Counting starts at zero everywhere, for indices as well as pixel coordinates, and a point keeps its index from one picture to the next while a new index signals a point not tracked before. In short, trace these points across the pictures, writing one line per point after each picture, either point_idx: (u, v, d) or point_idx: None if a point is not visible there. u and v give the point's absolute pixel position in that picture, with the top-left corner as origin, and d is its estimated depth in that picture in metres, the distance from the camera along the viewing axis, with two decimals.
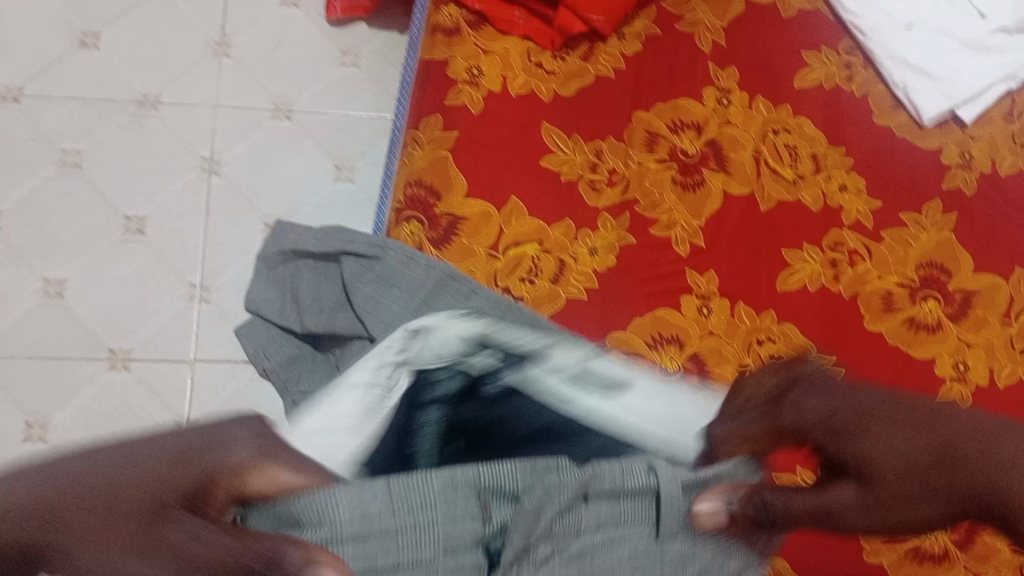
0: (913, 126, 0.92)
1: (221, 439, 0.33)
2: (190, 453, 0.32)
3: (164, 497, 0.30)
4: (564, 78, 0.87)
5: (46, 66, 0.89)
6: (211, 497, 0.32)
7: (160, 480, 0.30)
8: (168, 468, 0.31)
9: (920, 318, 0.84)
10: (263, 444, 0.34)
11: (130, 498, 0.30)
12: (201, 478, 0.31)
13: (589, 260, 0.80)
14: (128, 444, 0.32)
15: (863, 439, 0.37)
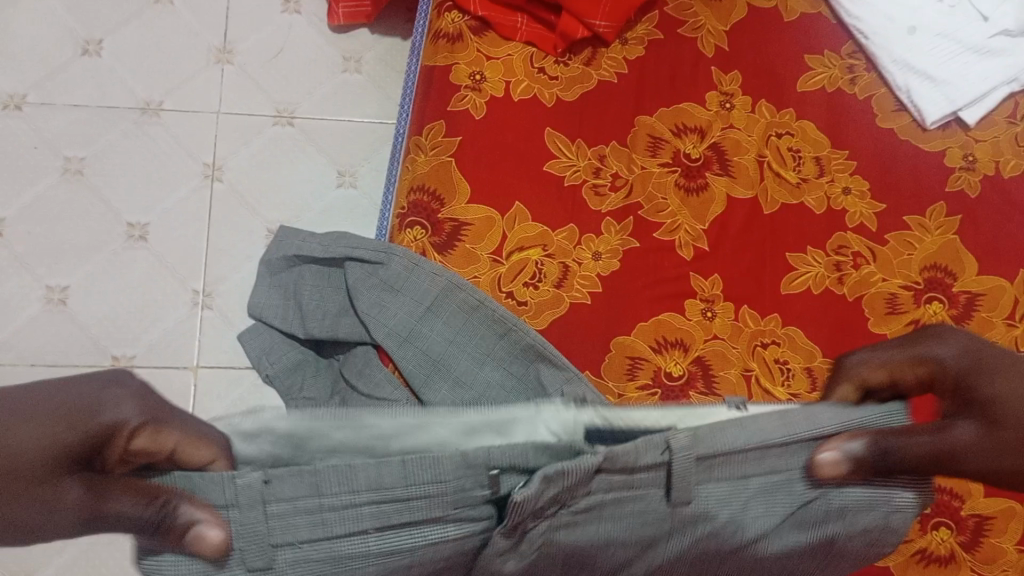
0: (916, 129, 0.92)
1: (102, 402, 0.36)
2: (66, 419, 0.34)
3: (60, 455, 0.34)
4: (567, 83, 0.87)
5: (49, 74, 0.89)
6: (100, 452, 0.35)
7: (54, 440, 0.34)
8: (59, 429, 0.34)
9: (924, 320, 0.83)
10: (149, 405, 0.38)
11: (21, 467, 0.33)
12: (86, 437, 0.35)
13: (593, 265, 0.80)
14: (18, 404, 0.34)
15: (988, 383, 0.44)
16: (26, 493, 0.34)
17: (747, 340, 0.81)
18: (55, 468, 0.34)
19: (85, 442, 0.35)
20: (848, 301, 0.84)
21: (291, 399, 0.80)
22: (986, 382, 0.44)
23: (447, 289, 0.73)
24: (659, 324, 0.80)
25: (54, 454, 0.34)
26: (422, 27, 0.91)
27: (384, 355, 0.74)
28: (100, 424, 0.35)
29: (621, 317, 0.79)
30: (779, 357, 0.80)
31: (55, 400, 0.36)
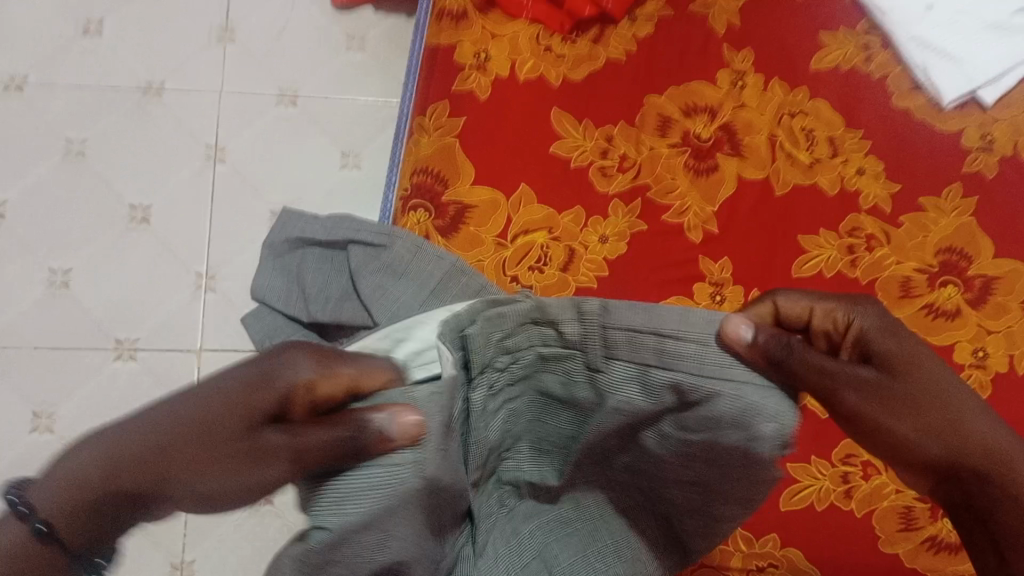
0: (932, 108, 0.89)
1: (275, 365, 0.39)
2: (258, 382, 0.39)
3: (252, 417, 0.38)
4: (574, 62, 0.86)
5: (50, 54, 0.88)
6: (290, 403, 0.39)
7: (245, 405, 0.38)
8: (248, 393, 0.38)
9: (939, 304, 0.82)
10: (316, 354, 0.40)
11: (219, 430, 0.38)
12: (275, 396, 0.38)
13: (600, 248, 0.79)
14: (202, 391, 0.39)
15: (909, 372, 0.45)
16: (225, 461, 0.38)
17: None
18: (255, 427, 0.38)
19: (280, 400, 0.38)
20: (859, 284, 0.82)
21: None
22: (904, 348, 0.45)
23: (450, 274, 0.72)
24: None
25: (249, 413, 0.38)
26: (426, 4, 0.90)
27: None
28: (287, 382, 0.39)
29: (629, 301, 0.78)
30: None
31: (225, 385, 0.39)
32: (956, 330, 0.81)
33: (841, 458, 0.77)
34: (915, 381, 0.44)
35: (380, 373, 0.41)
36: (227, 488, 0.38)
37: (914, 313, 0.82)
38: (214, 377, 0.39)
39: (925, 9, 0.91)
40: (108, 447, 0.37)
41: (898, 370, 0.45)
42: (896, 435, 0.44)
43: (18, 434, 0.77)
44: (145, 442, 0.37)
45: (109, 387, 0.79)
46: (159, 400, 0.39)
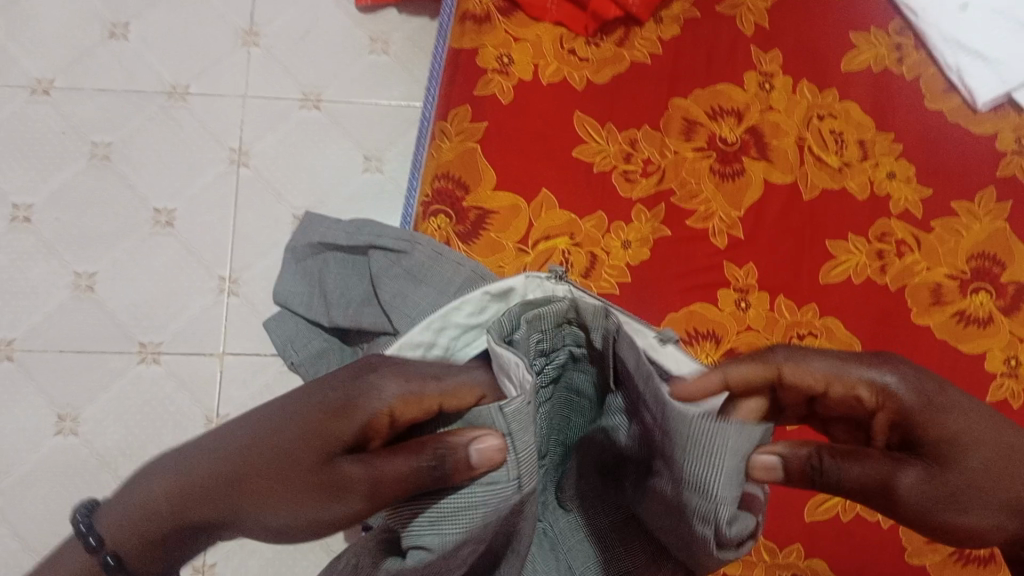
0: (966, 111, 0.87)
1: (367, 390, 0.44)
2: (337, 413, 0.43)
3: (331, 447, 0.42)
4: (597, 65, 0.85)
5: (77, 58, 0.89)
6: (373, 430, 0.43)
7: (325, 435, 0.42)
8: (335, 423, 0.43)
9: (971, 311, 0.80)
10: (408, 383, 0.44)
11: (295, 462, 0.42)
12: (359, 425, 0.43)
13: (622, 254, 0.78)
14: (290, 420, 0.43)
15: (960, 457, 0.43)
16: (307, 492, 0.42)
17: (782, 331, 0.78)
18: (334, 457, 0.43)
19: (357, 428, 0.43)
20: (889, 291, 0.80)
21: None
22: (945, 415, 0.44)
23: (469, 280, 0.72)
24: (690, 315, 0.77)
25: (329, 444, 0.42)
26: (449, 6, 0.89)
27: None
28: (366, 411, 0.43)
29: (651, 307, 0.77)
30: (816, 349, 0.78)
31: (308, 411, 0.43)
32: (988, 338, 0.79)
33: None
34: (971, 458, 0.43)
35: (465, 392, 0.46)
36: (302, 519, 0.43)
37: (945, 321, 0.79)
38: (296, 408, 0.44)
39: (959, 9, 0.89)
40: (202, 473, 0.42)
41: (945, 445, 0.43)
42: (959, 514, 0.43)
43: (44, 437, 0.78)
44: (234, 467, 0.42)
45: (134, 391, 0.80)
46: (245, 428, 0.44)
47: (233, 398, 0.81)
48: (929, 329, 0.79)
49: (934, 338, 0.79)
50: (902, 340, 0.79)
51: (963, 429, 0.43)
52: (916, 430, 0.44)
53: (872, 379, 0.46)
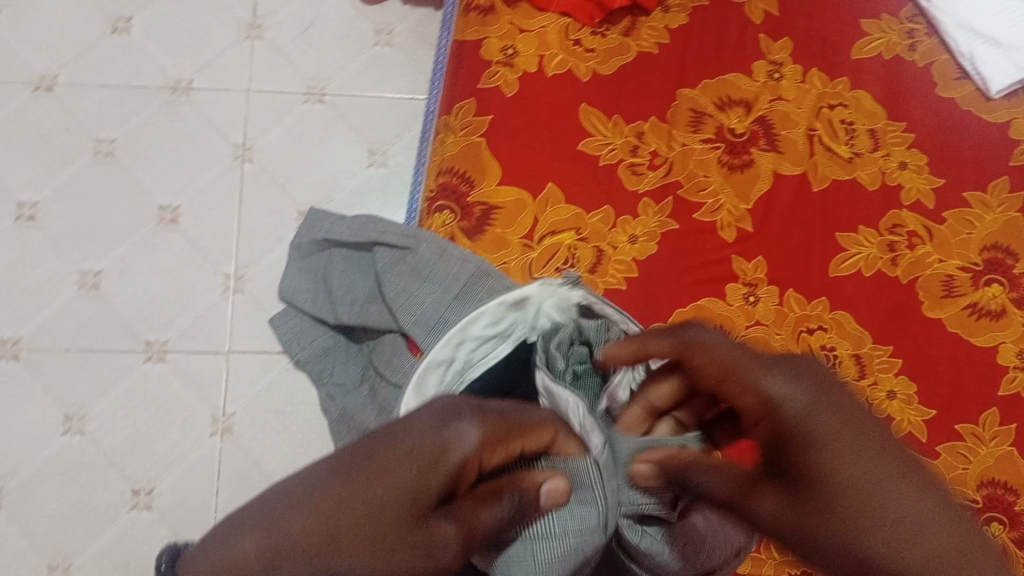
0: (980, 98, 0.86)
1: (452, 436, 0.42)
2: (428, 464, 0.40)
3: (425, 501, 0.40)
4: (604, 55, 0.83)
5: (80, 53, 0.88)
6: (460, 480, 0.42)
7: (418, 489, 0.40)
8: (425, 477, 0.40)
9: (983, 304, 0.79)
10: (487, 429, 0.44)
11: (388, 519, 0.39)
12: (450, 476, 0.41)
13: (629, 248, 0.77)
14: (374, 472, 0.39)
15: (813, 472, 0.41)
16: (401, 551, 0.39)
17: (792, 326, 0.77)
18: (425, 512, 0.40)
19: (449, 482, 0.41)
20: (900, 284, 0.79)
21: (322, 385, 0.79)
22: (814, 427, 0.42)
23: (474, 279, 0.71)
24: (698, 310, 0.77)
25: (422, 498, 0.40)
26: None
27: (411, 344, 0.73)
28: (456, 460, 0.41)
29: (658, 303, 0.76)
30: (825, 344, 0.77)
31: (389, 461, 0.40)
32: (1000, 331, 0.78)
33: None
34: (824, 480, 0.41)
35: (543, 431, 0.48)
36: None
37: (956, 313, 0.79)
38: (373, 459, 0.40)
39: None
40: (290, 533, 0.37)
41: (808, 471, 0.41)
42: (805, 542, 0.41)
43: (52, 434, 0.79)
44: (322, 524, 0.37)
45: (140, 388, 0.81)
46: (320, 483, 0.39)
47: (239, 396, 0.81)
48: (940, 322, 0.78)
49: (945, 331, 0.78)
50: (913, 334, 0.78)
51: (826, 467, 0.41)
52: (783, 446, 0.43)
53: (758, 385, 0.45)
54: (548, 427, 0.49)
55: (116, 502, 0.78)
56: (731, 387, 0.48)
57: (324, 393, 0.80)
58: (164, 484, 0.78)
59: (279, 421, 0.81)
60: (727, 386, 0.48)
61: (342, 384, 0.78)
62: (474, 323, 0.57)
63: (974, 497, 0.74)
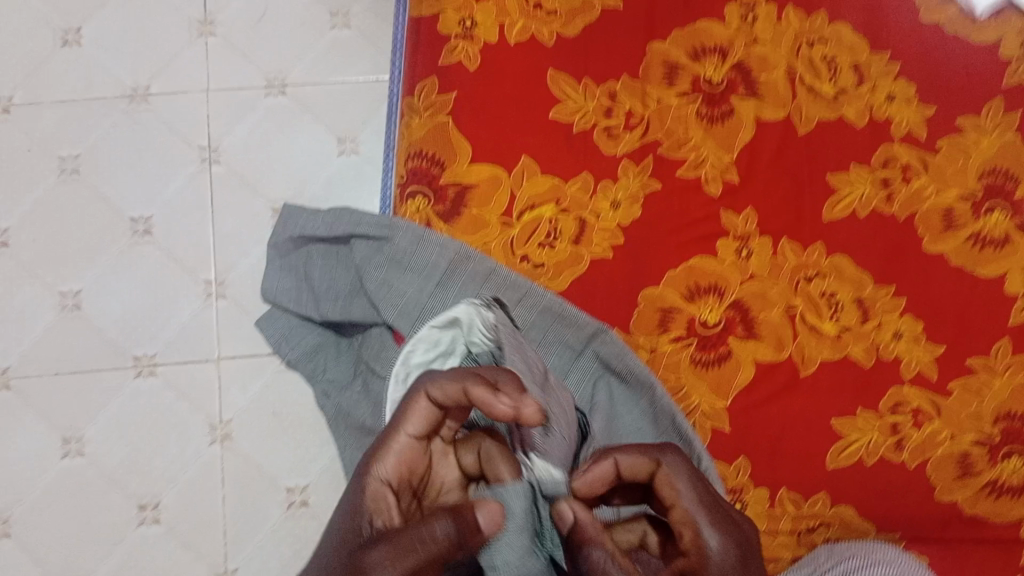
0: (964, 19, 0.82)
1: (356, 483, 0.51)
2: (346, 513, 0.50)
3: (350, 537, 0.47)
4: (568, 16, 0.80)
5: (33, 71, 0.86)
6: (379, 506, 0.49)
7: (343, 531, 0.48)
8: (345, 523, 0.49)
9: (985, 232, 0.76)
10: (377, 449, 0.52)
11: (336, 554, 0.47)
12: (361, 507, 0.49)
13: (612, 214, 0.75)
14: (328, 532, 0.50)
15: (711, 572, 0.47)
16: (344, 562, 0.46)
17: (788, 276, 0.75)
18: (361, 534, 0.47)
19: (363, 510, 0.49)
20: (896, 222, 0.76)
21: (315, 382, 0.78)
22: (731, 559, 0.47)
23: (454, 262, 0.70)
24: (691, 270, 0.74)
25: (348, 535, 0.48)
26: None
27: (397, 337, 0.72)
28: (361, 493, 0.50)
29: (648, 268, 0.74)
30: (825, 291, 0.75)
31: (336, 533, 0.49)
32: (1005, 261, 0.76)
33: (890, 408, 0.72)
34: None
35: (411, 413, 0.52)
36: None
37: (958, 246, 0.76)
38: (328, 530, 0.50)
39: None
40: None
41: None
42: None
43: (49, 462, 0.78)
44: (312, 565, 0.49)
45: (133, 406, 0.80)
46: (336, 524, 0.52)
47: (233, 403, 0.80)
48: (943, 256, 0.76)
49: (949, 265, 0.75)
50: (915, 272, 0.75)
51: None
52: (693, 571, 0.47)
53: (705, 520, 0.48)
54: (424, 406, 0.52)
55: (122, 523, 0.77)
56: (679, 517, 0.49)
57: (318, 390, 0.78)
58: (168, 499, 0.78)
59: (275, 424, 0.80)
60: (682, 522, 0.49)
61: (335, 380, 0.77)
62: (412, 354, 0.62)
63: (991, 432, 0.72)
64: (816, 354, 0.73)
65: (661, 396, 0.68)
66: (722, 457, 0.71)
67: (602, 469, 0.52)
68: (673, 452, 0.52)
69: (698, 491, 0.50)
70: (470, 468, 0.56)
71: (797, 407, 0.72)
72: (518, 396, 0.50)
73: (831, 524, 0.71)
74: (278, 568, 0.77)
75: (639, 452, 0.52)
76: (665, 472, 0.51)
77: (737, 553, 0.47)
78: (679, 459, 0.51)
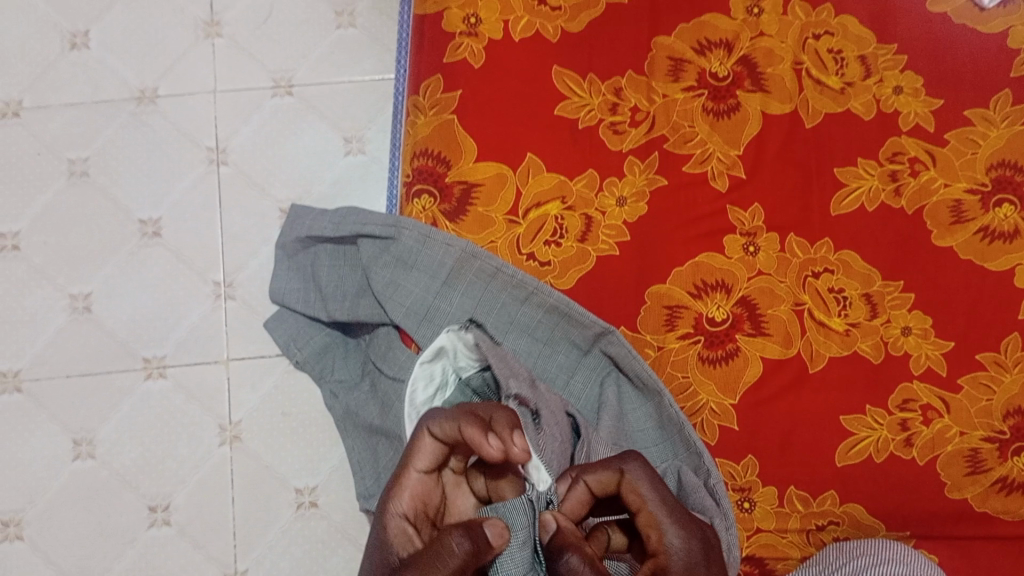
0: (971, 9, 0.81)
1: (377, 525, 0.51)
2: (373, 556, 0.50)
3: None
4: (572, 11, 0.79)
5: (41, 74, 0.86)
6: (403, 543, 0.49)
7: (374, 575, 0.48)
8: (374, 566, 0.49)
9: (995, 225, 0.75)
10: (392, 488, 0.52)
11: None
12: (386, 547, 0.49)
13: (618, 211, 0.75)
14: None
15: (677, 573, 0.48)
16: None
17: (796, 271, 0.75)
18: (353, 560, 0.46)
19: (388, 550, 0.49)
20: (904, 216, 0.76)
21: (324, 382, 0.79)
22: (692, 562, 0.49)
23: (453, 267, 0.71)
24: (698, 267, 0.74)
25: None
26: None
27: (404, 336, 0.72)
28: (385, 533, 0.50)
29: (654, 265, 0.74)
30: (833, 286, 0.74)
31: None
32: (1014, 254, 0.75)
33: (899, 404, 0.72)
34: None
35: (420, 450, 0.52)
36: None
37: (967, 239, 0.75)
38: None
39: None
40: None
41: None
42: None
43: (62, 463, 0.79)
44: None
45: (144, 407, 0.80)
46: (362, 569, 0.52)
47: (243, 403, 0.80)
48: (952, 250, 0.75)
49: (958, 260, 0.75)
50: (923, 266, 0.75)
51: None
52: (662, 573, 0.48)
53: (667, 524, 0.50)
54: (430, 442, 0.52)
55: (134, 524, 0.78)
56: (646, 521, 0.50)
57: (326, 390, 0.79)
58: (179, 499, 0.78)
59: (285, 424, 0.80)
60: (648, 527, 0.50)
61: (343, 381, 0.78)
62: (415, 393, 0.61)
63: (1001, 428, 0.72)
64: (825, 350, 0.73)
65: (668, 403, 0.68)
66: (729, 454, 0.71)
67: (571, 486, 0.52)
68: (633, 459, 0.52)
69: (660, 493, 0.51)
70: (481, 493, 0.55)
71: (806, 403, 0.72)
72: (507, 433, 0.50)
73: (839, 522, 0.71)
74: (288, 568, 0.77)
75: (602, 466, 0.51)
76: (628, 481, 0.51)
77: (697, 547, 0.49)
78: (641, 465, 0.52)
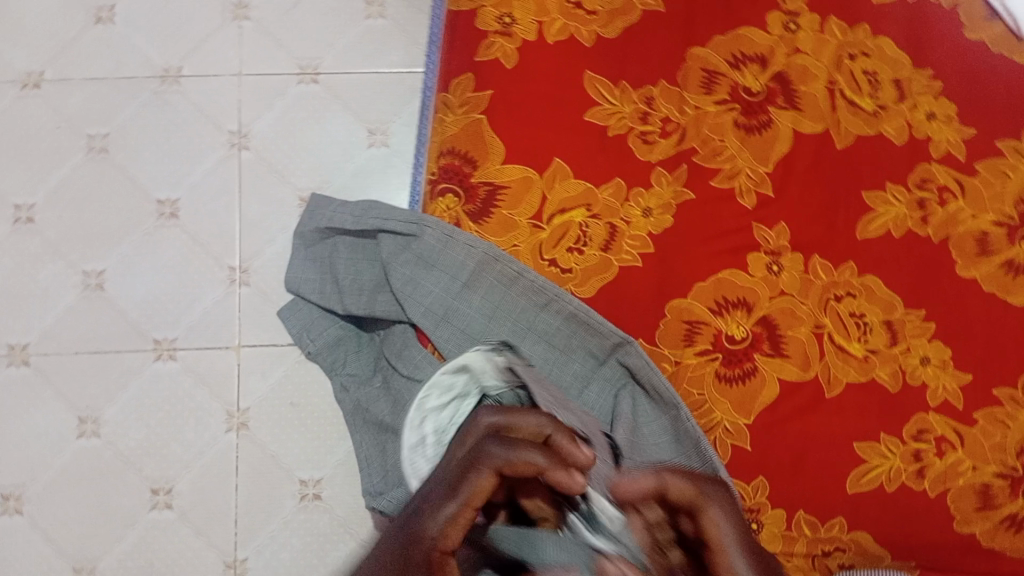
0: (1010, 39, 0.81)
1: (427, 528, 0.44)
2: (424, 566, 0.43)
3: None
4: (608, 17, 0.79)
5: (65, 48, 0.86)
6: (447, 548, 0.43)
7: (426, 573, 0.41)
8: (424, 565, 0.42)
9: (1019, 259, 0.75)
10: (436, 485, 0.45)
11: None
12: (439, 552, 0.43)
13: (642, 222, 0.74)
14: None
15: None
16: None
17: (817, 293, 0.74)
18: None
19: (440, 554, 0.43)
20: (929, 244, 0.75)
21: (335, 376, 0.77)
22: None
23: (472, 273, 0.70)
24: (719, 283, 0.73)
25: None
26: None
27: (420, 335, 0.72)
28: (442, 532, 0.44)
29: (676, 279, 0.73)
30: (854, 310, 0.74)
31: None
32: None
33: (913, 434, 0.71)
34: None
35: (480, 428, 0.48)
36: None
37: (991, 272, 0.75)
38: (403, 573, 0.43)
39: None
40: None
41: None
42: None
43: (66, 441, 0.78)
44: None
45: (151, 389, 0.79)
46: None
47: (252, 391, 0.80)
48: (975, 281, 0.74)
49: (980, 291, 0.74)
50: (946, 296, 0.74)
51: None
52: None
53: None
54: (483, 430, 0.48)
55: (136, 506, 0.77)
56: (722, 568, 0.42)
57: (337, 383, 0.78)
58: (182, 484, 0.78)
59: (292, 415, 0.80)
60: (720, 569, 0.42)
61: (355, 375, 0.76)
62: (428, 400, 0.58)
63: (1013, 465, 0.71)
64: (842, 375, 0.72)
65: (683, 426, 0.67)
66: (741, 475, 0.70)
67: (647, 482, 0.45)
68: (718, 485, 0.45)
69: (743, 534, 0.43)
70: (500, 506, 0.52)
71: (820, 428, 0.71)
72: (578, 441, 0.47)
73: (845, 549, 0.69)
74: (288, 560, 0.76)
75: (686, 477, 0.44)
76: (711, 509, 0.44)
77: None
78: (721, 491, 0.45)
